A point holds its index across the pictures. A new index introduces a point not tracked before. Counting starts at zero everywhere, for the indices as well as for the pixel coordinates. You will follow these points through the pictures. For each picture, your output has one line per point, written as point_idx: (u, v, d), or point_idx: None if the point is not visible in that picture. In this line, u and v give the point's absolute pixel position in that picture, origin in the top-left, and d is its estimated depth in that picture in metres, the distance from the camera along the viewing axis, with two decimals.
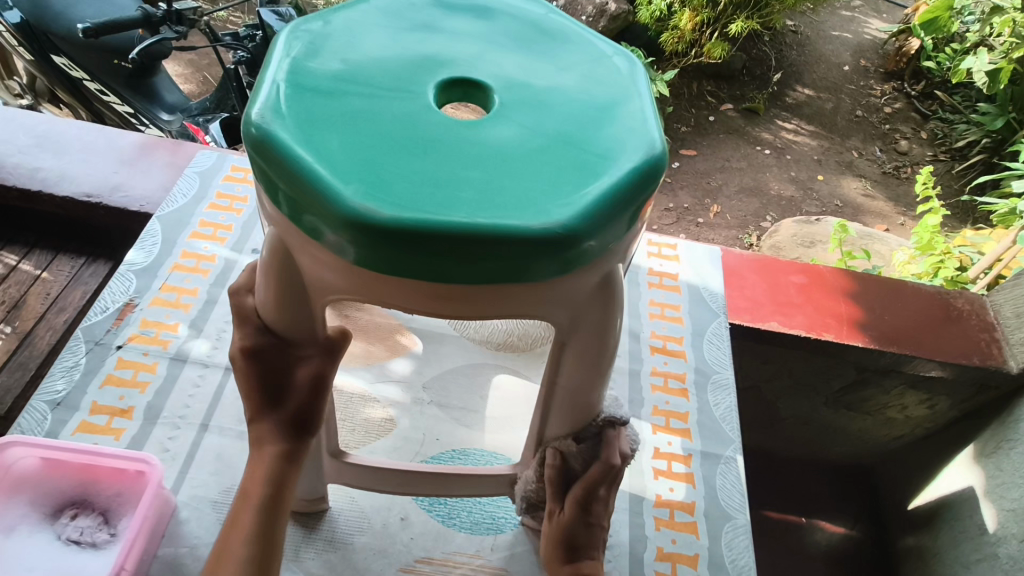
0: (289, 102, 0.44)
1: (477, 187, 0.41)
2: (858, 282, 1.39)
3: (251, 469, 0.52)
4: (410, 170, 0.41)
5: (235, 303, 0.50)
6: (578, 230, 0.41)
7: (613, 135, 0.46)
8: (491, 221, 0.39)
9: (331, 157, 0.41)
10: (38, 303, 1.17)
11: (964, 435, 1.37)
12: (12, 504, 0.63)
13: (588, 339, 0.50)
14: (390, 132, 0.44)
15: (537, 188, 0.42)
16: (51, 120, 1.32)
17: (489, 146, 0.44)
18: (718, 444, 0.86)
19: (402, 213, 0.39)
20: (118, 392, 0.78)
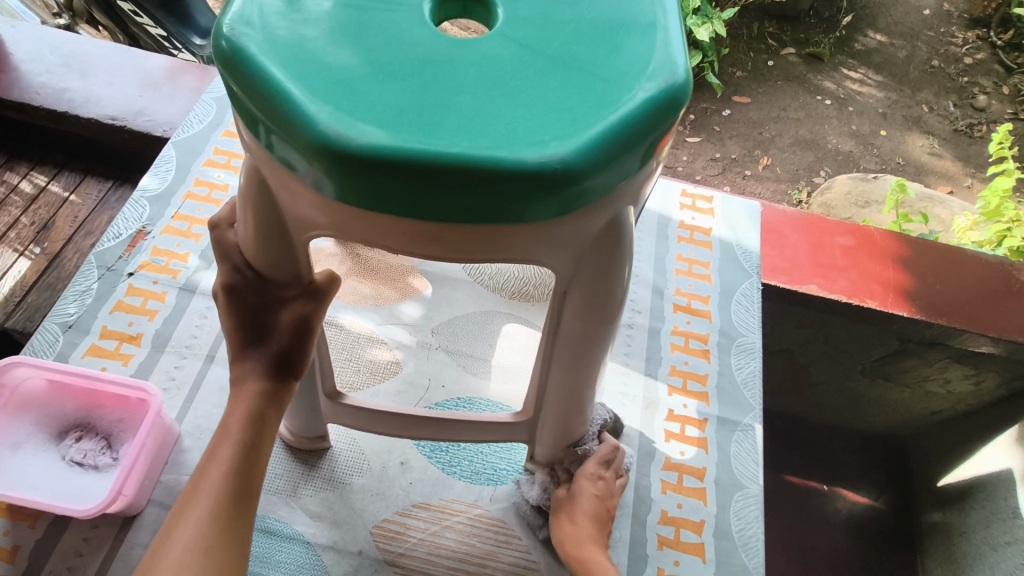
0: (265, 12, 0.39)
1: (467, 113, 0.37)
2: (909, 247, 1.30)
3: (230, 405, 0.50)
4: (392, 91, 0.37)
5: (217, 237, 0.47)
6: (579, 168, 0.36)
7: (629, 58, 0.40)
8: (479, 154, 0.35)
9: (304, 75, 0.36)
10: (66, 226, 1.18)
11: (1012, 414, 1.29)
12: (19, 422, 0.64)
13: (590, 286, 0.45)
14: (375, 48, 0.39)
15: (535, 118, 0.37)
16: (79, 40, 1.30)
17: (485, 68, 0.39)
18: (736, 411, 0.81)
19: (378, 141, 0.35)
20: (128, 319, 0.78)
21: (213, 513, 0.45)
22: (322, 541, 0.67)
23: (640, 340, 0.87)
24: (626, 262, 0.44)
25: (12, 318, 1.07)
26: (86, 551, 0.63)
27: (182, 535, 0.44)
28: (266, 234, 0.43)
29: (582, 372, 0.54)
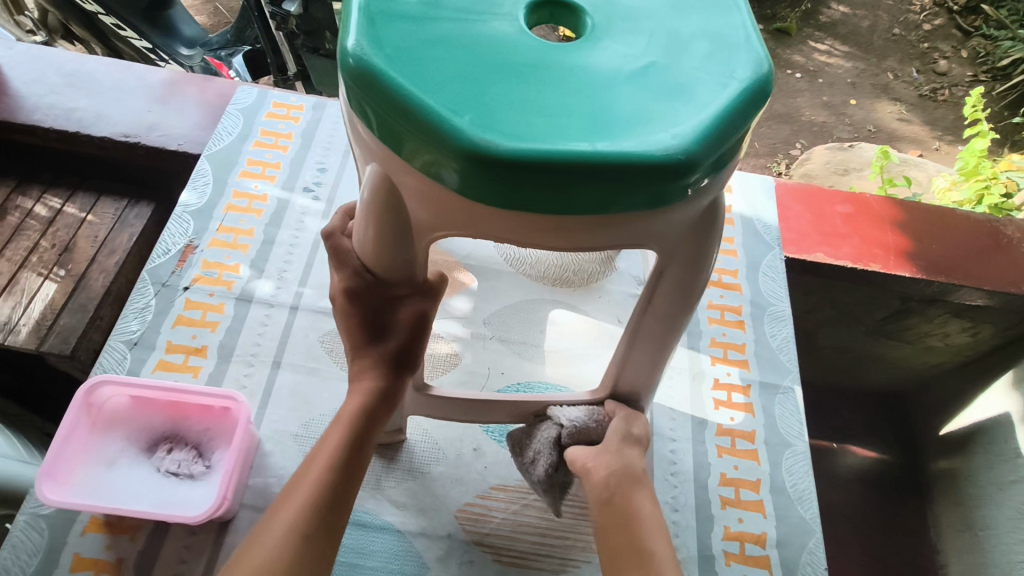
0: (382, 28, 0.41)
1: (591, 112, 0.39)
2: (905, 211, 1.37)
3: (348, 398, 0.56)
4: (519, 96, 0.39)
5: (332, 246, 0.52)
6: (700, 156, 0.39)
7: (722, 49, 0.43)
8: (613, 150, 0.37)
9: (438, 86, 0.38)
10: (88, 246, 1.18)
11: (1007, 360, 1.38)
12: (110, 438, 0.66)
13: (685, 266, 0.49)
14: (491, 55, 0.41)
15: (654, 114, 0.39)
16: (79, 58, 1.29)
17: (595, 68, 0.41)
18: (776, 375, 0.87)
19: (522, 146, 0.37)
20: (191, 332, 0.79)
21: (313, 501, 0.50)
22: (412, 528, 0.71)
23: None
24: (719, 240, 0.47)
25: (47, 342, 1.07)
26: (189, 557, 0.66)
27: (285, 515, 0.50)
28: (387, 242, 0.47)
29: (664, 345, 0.57)
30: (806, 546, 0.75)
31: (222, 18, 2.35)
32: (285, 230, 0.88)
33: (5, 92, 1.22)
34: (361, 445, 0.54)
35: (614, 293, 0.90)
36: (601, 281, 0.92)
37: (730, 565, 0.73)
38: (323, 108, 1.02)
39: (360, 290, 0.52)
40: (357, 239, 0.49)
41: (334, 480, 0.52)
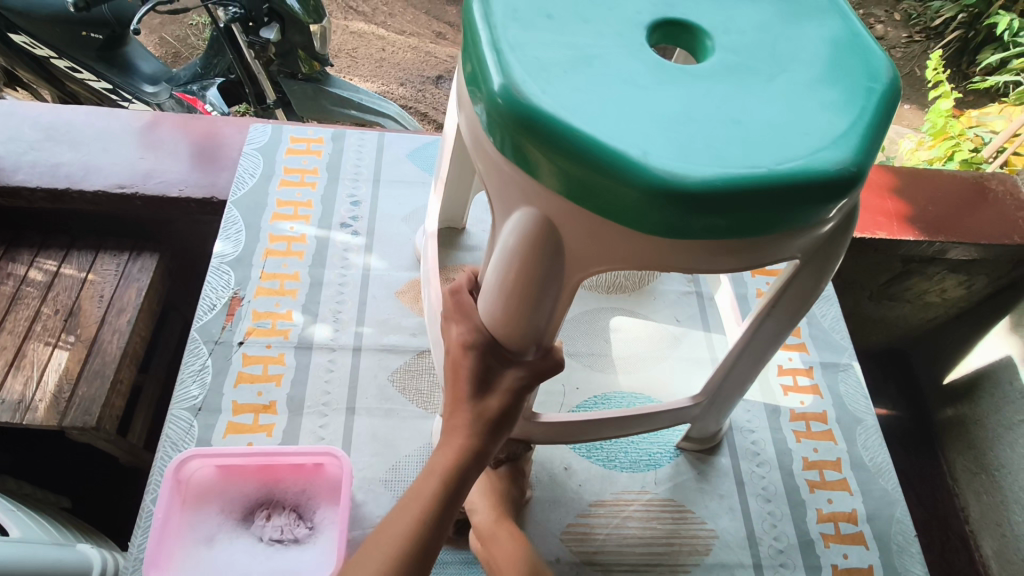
0: (530, 68, 0.40)
1: (755, 132, 0.40)
2: (896, 177, 1.44)
3: (439, 451, 0.51)
4: (687, 122, 0.39)
5: (457, 301, 0.54)
6: (863, 165, 0.40)
7: (844, 59, 0.45)
8: (790, 168, 0.38)
9: (607, 122, 0.38)
10: (94, 309, 1.11)
11: (1002, 307, 1.46)
12: (204, 514, 0.63)
13: (815, 273, 0.50)
14: (641, 82, 0.41)
15: (811, 130, 0.40)
16: (54, 109, 1.21)
17: (742, 88, 0.42)
18: (834, 353, 0.89)
19: (705, 174, 0.37)
20: (255, 389, 0.76)
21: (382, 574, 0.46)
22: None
23: None
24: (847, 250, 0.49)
25: (68, 416, 1.01)
26: None
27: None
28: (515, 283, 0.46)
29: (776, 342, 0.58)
30: (895, 517, 0.77)
31: (172, 48, 2.25)
32: (331, 269, 0.86)
33: None
34: (447, 508, 0.49)
35: (666, 292, 0.91)
36: (651, 282, 0.92)
37: (830, 547, 0.74)
38: (342, 139, 0.99)
39: (480, 347, 0.52)
40: (484, 301, 0.51)
41: (419, 541, 0.48)
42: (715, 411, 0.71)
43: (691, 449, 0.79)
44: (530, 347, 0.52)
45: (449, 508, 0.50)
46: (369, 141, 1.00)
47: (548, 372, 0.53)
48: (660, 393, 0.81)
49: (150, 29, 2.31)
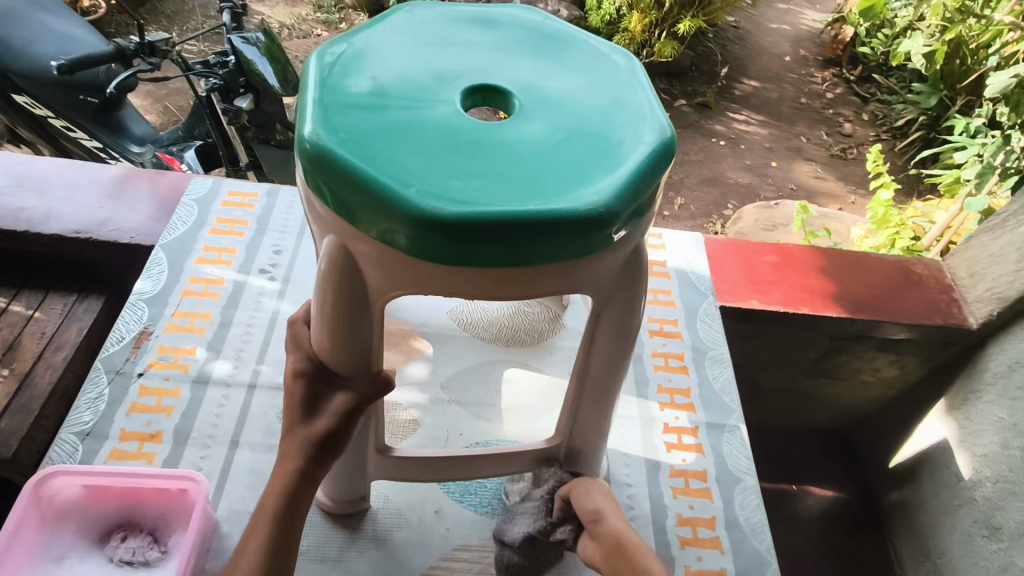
0: (336, 119, 0.46)
1: (527, 176, 0.45)
2: (823, 257, 1.51)
3: (273, 479, 0.57)
4: (466, 164, 0.45)
5: (294, 334, 0.59)
6: (619, 210, 0.46)
7: (633, 116, 0.51)
8: (550, 207, 0.44)
9: (387, 164, 0.44)
10: (34, 344, 1.16)
11: (936, 386, 1.49)
12: (61, 532, 0.65)
13: (620, 313, 0.55)
14: (439, 130, 0.47)
15: (579, 178, 0.46)
16: (28, 160, 1.31)
17: (526, 141, 0.48)
18: (721, 414, 0.92)
19: (464, 209, 0.42)
20: (145, 418, 0.79)
21: None
22: None
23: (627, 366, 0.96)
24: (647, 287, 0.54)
25: None
26: None
27: None
28: (348, 306, 0.53)
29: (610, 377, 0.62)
30: None
31: (172, 115, 2.44)
32: (242, 311, 0.91)
33: None
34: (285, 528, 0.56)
35: (563, 348, 0.95)
36: (550, 338, 0.97)
37: None
38: (276, 194, 1.07)
39: (309, 374, 0.56)
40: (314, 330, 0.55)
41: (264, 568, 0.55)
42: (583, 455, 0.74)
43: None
44: (358, 372, 0.56)
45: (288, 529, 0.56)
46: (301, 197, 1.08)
47: (377, 394, 0.57)
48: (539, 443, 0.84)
49: (155, 98, 2.51)
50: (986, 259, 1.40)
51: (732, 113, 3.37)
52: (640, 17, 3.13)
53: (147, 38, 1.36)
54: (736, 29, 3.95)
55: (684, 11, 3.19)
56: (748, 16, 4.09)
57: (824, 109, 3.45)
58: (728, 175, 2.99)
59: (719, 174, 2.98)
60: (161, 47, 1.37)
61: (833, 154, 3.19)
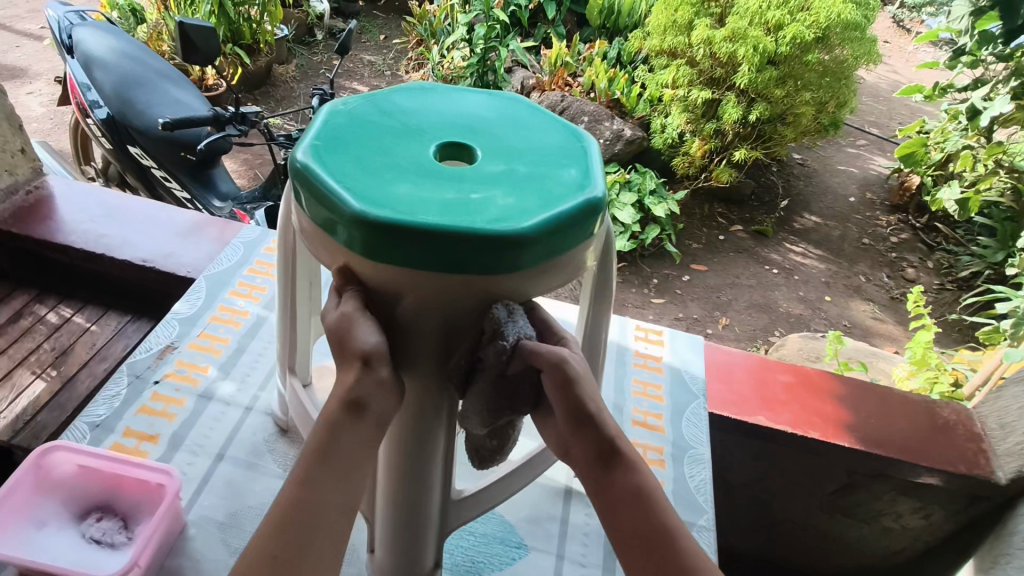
0: (349, 111, 0.76)
1: (376, 178, 0.65)
2: (842, 385, 1.48)
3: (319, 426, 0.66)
4: (359, 176, 0.66)
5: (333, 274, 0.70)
6: (393, 223, 0.60)
7: (498, 205, 0.64)
8: (357, 191, 0.63)
9: (327, 134, 0.71)
10: (84, 352, 1.31)
11: (964, 547, 1.42)
12: (47, 501, 0.73)
13: (421, 339, 0.69)
14: (373, 148, 0.70)
15: (399, 198, 0.63)
16: (121, 196, 1.52)
17: (414, 171, 0.68)
18: (691, 514, 0.91)
19: (311, 166, 0.66)
20: (149, 420, 0.87)
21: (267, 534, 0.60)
22: None
23: None
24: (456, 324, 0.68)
25: (19, 435, 1.16)
26: None
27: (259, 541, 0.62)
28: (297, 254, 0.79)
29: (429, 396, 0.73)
30: None
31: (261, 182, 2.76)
32: (257, 341, 1.01)
33: (48, 218, 1.42)
34: (327, 455, 0.64)
35: None
36: None
37: None
38: None
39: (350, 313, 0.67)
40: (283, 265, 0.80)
41: (304, 512, 0.62)
42: (393, 481, 0.82)
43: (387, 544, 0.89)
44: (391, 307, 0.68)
45: (332, 461, 0.64)
46: None
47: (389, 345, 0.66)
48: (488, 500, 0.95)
49: (249, 166, 2.86)
50: (1017, 411, 1.35)
51: (788, 244, 3.41)
52: (701, 143, 3.29)
53: (240, 110, 1.63)
54: (801, 166, 4.07)
55: (743, 142, 3.33)
56: (814, 156, 4.22)
57: (888, 252, 3.43)
58: (779, 304, 2.98)
59: (769, 301, 2.98)
60: (251, 117, 1.63)
61: (893, 297, 3.13)
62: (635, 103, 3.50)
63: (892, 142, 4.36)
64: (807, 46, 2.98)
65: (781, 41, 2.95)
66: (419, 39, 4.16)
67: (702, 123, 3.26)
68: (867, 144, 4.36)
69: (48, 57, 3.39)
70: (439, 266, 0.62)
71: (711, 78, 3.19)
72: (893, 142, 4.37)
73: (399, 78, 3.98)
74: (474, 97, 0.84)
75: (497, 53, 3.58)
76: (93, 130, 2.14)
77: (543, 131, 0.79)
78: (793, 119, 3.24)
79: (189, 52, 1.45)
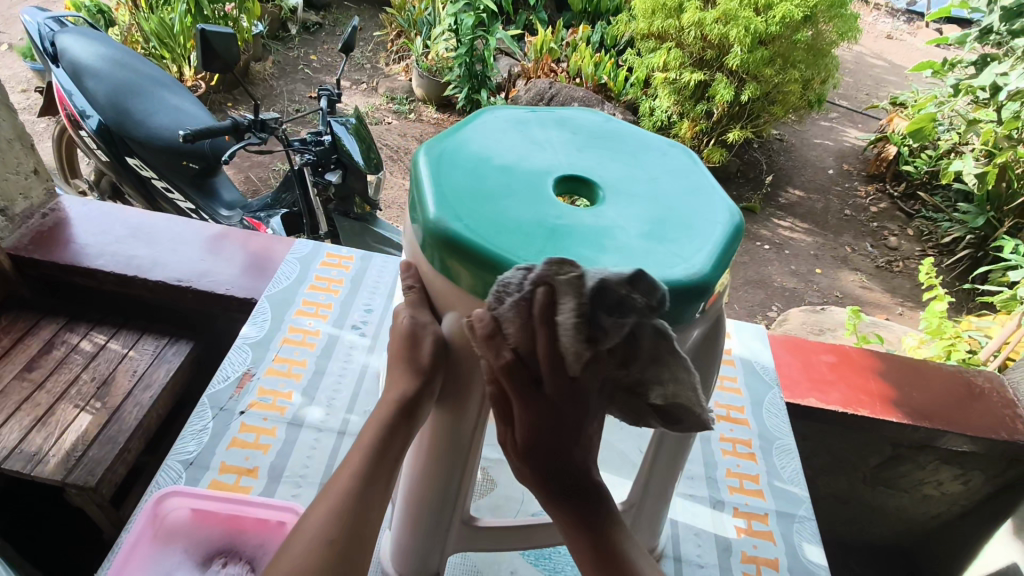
0: (506, 120, 0.68)
1: (475, 187, 0.57)
2: (882, 361, 1.51)
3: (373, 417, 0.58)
4: (451, 171, 0.58)
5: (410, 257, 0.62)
6: (449, 238, 0.52)
7: (575, 262, 0.52)
8: (442, 193, 0.55)
9: (465, 135, 0.63)
10: (126, 381, 1.24)
11: (1001, 509, 1.48)
12: (170, 550, 0.71)
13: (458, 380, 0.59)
14: (498, 165, 0.60)
15: (483, 213, 0.54)
16: (143, 214, 1.44)
17: (522, 193, 0.58)
18: (791, 504, 0.92)
19: (423, 157, 0.59)
20: (244, 453, 0.84)
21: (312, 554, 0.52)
22: None
23: (695, 447, 0.99)
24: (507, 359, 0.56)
25: (72, 473, 1.08)
26: None
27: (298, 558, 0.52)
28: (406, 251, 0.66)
29: (454, 439, 0.63)
30: None
31: (254, 186, 2.67)
32: (334, 361, 0.98)
33: (70, 241, 1.34)
34: (383, 457, 0.57)
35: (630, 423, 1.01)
36: None
37: None
38: (369, 259, 1.16)
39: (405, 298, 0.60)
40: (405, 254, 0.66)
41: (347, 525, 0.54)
42: (407, 526, 0.72)
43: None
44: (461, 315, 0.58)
45: (390, 460, 0.58)
46: (392, 264, 1.17)
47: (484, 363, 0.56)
48: None
49: (239, 169, 2.77)
50: None
51: (777, 220, 3.46)
52: (690, 125, 3.31)
53: (258, 117, 1.57)
54: (781, 142, 4.14)
55: (732, 122, 3.35)
56: (793, 131, 4.29)
57: (869, 221, 3.51)
58: (773, 279, 3.04)
59: (764, 277, 3.03)
60: (270, 123, 1.57)
61: (879, 266, 3.21)
62: (622, 87, 3.48)
63: (862, 114, 4.45)
64: (795, 26, 3.01)
65: (771, 21, 2.96)
66: (398, 30, 4.07)
67: (691, 104, 3.28)
68: (841, 117, 4.45)
69: (7, 62, 3.17)
70: (480, 293, 0.53)
71: (701, 59, 3.20)
72: (863, 114, 4.46)
73: (378, 71, 3.89)
74: (636, 126, 0.71)
75: (484, 42, 3.52)
76: (84, 142, 2.03)
77: (689, 183, 0.63)
78: (781, 98, 3.27)
79: (208, 59, 1.38)
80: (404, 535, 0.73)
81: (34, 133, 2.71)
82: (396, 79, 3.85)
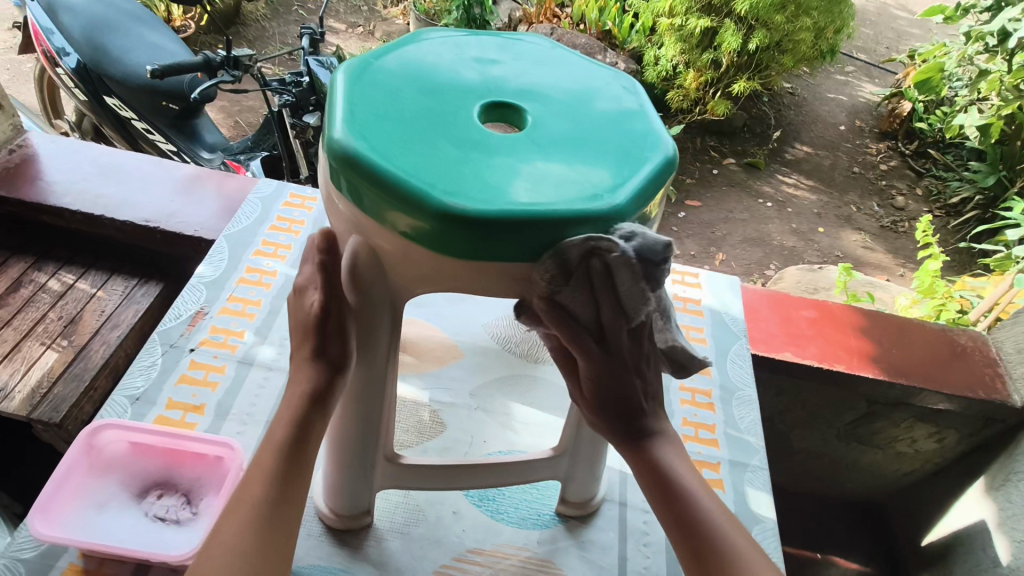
0: (442, 42, 0.64)
1: (389, 108, 0.54)
2: (866, 318, 1.48)
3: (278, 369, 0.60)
4: (365, 91, 0.55)
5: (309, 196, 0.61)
6: (350, 159, 0.49)
7: (482, 186, 0.49)
8: (351, 112, 0.52)
9: (392, 55, 0.60)
10: (93, 320, 1.24)
11: (974, 466, 1.47)
12: (107, 481, 0.75)
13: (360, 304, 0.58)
14: (421, 87, 0.57)
15: (391, 135, 0.51)
16: (113, 153, 1.41)
17: (440, 116, 0.55)
18: (745, 454, 0.92)
19: (339, 76, 0.56)
20: (192, 390, 0.84)
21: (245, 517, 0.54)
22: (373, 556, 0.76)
23: None
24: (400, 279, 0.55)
25: (38, 409, 1.09)
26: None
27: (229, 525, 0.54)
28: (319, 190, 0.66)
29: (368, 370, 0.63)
30: None
31: (242, 131, 2.62)
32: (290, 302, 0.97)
33: (36, 178, 1.32)
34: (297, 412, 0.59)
35: None
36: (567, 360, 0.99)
37: None
38: None
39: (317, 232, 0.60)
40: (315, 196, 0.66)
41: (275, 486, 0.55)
42: (333, 461, 0.72)
43: (336, 525, 0.77)
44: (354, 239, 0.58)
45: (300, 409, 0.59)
46: None
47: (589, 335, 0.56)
48: (541, 451, 0.87)
49: (228, 113, 2.71)
50: None
51: (781, 176, 3.37)
52: (695, 75, 3.17)
53: (231, 53, 1.52)
54: (792, 95, 3.99)
55: (739, 72, 3.22)
56: (805, 84, 4.14)
57: (877, 180, 3.42)
58: (773, 237, 2.98)
59: (763, 235, 2.97)
60: (243, 61, 1.52)
61: (883, 225, 3.14)
62: (626, 35, 3.33)
63: (879, 67, 4.28)
64: None
65: None
66: None
67: (697, 53, 3.14)
68: (856, 71, 4.28)
69: None
70: (383, 219, 0.51)
71: (709, 4, 3.05)
72: (880, 68, 4.29)
73: (375, 14, 3.76)
74: (581, 53, 0.67)
75: None
76: (62, 80, 1.97)
77: (628, 112, 0.60)
78: (792, 47, 3.13)
79: None
80: (331, 468, 0.72)
81: (18, 73, 2.65)
82: (394, 23, 3.72)
